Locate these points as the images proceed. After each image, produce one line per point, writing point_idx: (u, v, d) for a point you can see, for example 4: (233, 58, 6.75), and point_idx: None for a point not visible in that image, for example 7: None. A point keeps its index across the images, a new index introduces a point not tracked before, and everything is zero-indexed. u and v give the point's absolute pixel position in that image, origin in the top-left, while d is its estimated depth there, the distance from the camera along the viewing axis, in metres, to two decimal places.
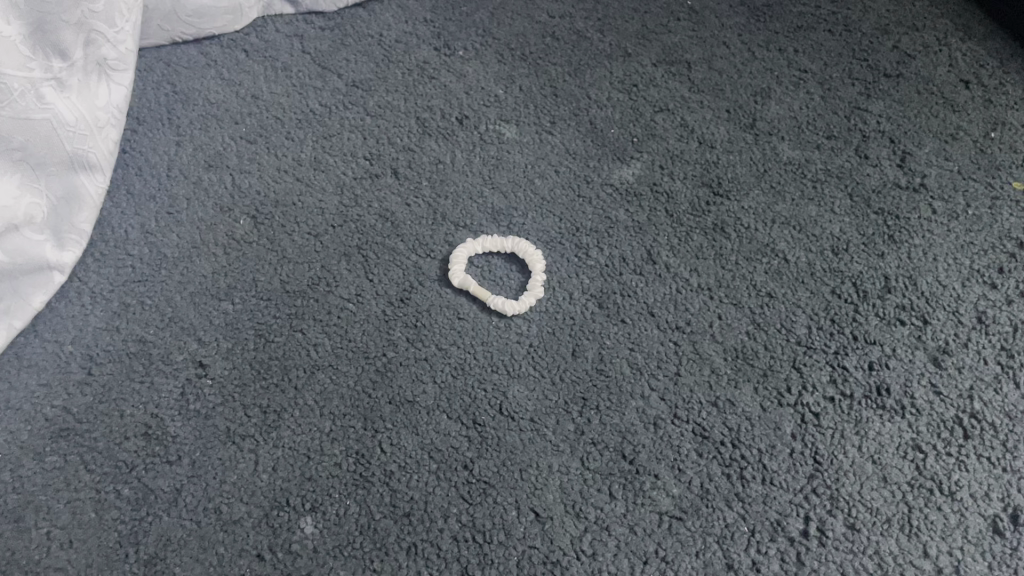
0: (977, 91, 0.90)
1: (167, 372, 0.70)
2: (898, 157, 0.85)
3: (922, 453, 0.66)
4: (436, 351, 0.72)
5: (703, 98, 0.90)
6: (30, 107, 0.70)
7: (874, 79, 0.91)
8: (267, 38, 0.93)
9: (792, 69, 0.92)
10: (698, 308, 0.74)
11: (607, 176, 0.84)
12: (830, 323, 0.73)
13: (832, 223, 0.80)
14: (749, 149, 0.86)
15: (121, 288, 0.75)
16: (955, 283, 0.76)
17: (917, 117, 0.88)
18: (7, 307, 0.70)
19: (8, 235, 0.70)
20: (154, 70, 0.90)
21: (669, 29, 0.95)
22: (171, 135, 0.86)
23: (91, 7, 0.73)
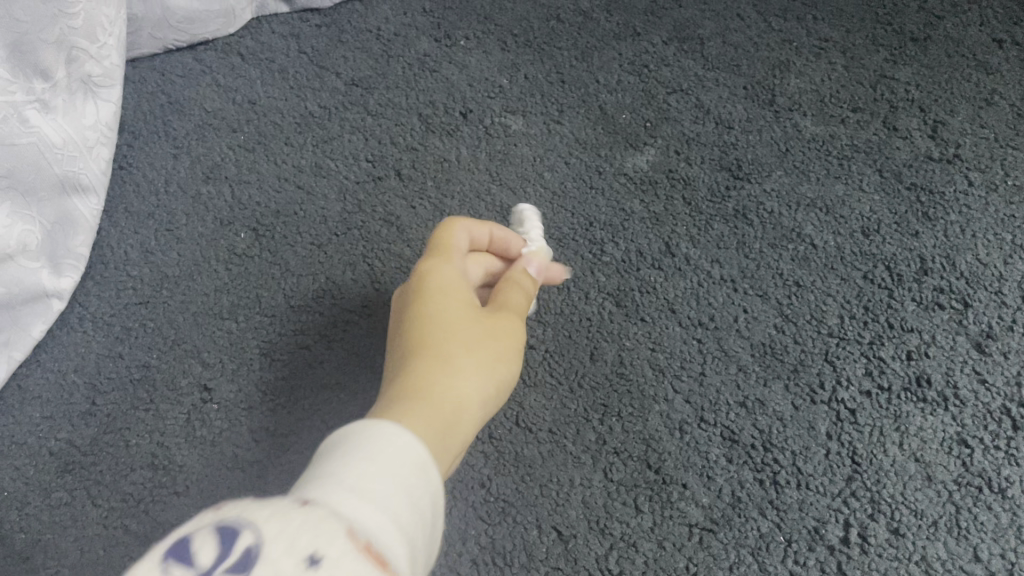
0: (1011, 51, 0.85)
1: (172, 397, 0.69)
2: (929, 127, 0.80)
3: (969, 448, 0.62)
4: None
5: (718, 75, 0.86)
6: (16, 131, 0.68)
7: (900, 44, 0.87)
8: (263, 40, 0.89)
9: (811, 39, 0.88)
10: (722, 301, 0.71)
11: (620, 165, 0.80)
12: (863, 311, 0.69)
13: (861, 202, 0.76)
14: (769, 128, 0.82)
15: (124, 312, 0.73)
16: (996, 262, 0.71)
17: (948, 83, 0.83)
18: (5, 338, 0.69)
19: (3, 265, 0.68)
20: (148, 81, 0.86)
21: (679, 4, 0.91)
22: (167, 147, 0.83)
23: (69, 24, 0.70)
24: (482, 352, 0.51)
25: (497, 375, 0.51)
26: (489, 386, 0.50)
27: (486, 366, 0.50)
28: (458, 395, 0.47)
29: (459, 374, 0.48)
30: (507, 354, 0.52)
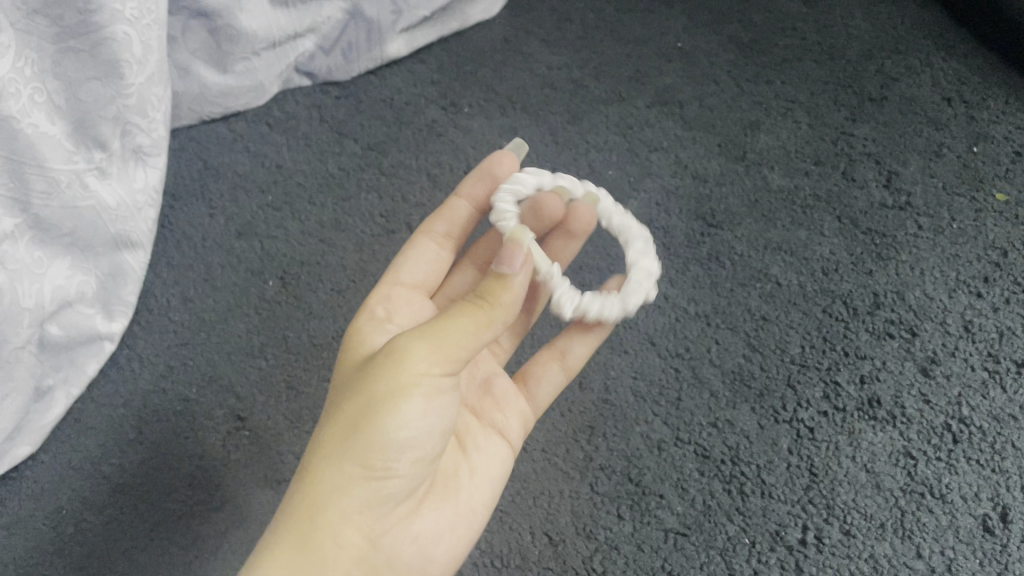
0: (959, 108, 0.96)
1: (210, 426, 0.80)
2: (884, 178, 0.91)
3: (914, 459, 0.74)
4: None
5: (696, 134, 0.96)
6: (77, 196, 0.77)
7: (860, 104, 0.97)
8: (289, 110, 1.00)
9: (779, 101, 0.98)
10: (695, 335, 0.80)
11: None
12: (823, 341, 0.80)
13: (821, 245, 0.87)
14: (740, 181, 0.91)
15: (167, 353, 0.84)
16: (941, 295, 0.83)
17: (902, 139, 0.94)
18: (64, 376, 0.79)
19: (63, 310, 0.78)
20: (186, 150, 0.97)
21: (661, 72, 1.00)
22: (205, 207, 0.93)
23: (125, 103, 0.80)
24: (361, 405, 0.51)
25: (387, 420, 0.51)
26: (368, 445, 0.51)
27: (353, 432, 0.51)
28: (328, 490, 0.51)
29: (319, 472, 0.52)
30: (396, 386, 0.51)
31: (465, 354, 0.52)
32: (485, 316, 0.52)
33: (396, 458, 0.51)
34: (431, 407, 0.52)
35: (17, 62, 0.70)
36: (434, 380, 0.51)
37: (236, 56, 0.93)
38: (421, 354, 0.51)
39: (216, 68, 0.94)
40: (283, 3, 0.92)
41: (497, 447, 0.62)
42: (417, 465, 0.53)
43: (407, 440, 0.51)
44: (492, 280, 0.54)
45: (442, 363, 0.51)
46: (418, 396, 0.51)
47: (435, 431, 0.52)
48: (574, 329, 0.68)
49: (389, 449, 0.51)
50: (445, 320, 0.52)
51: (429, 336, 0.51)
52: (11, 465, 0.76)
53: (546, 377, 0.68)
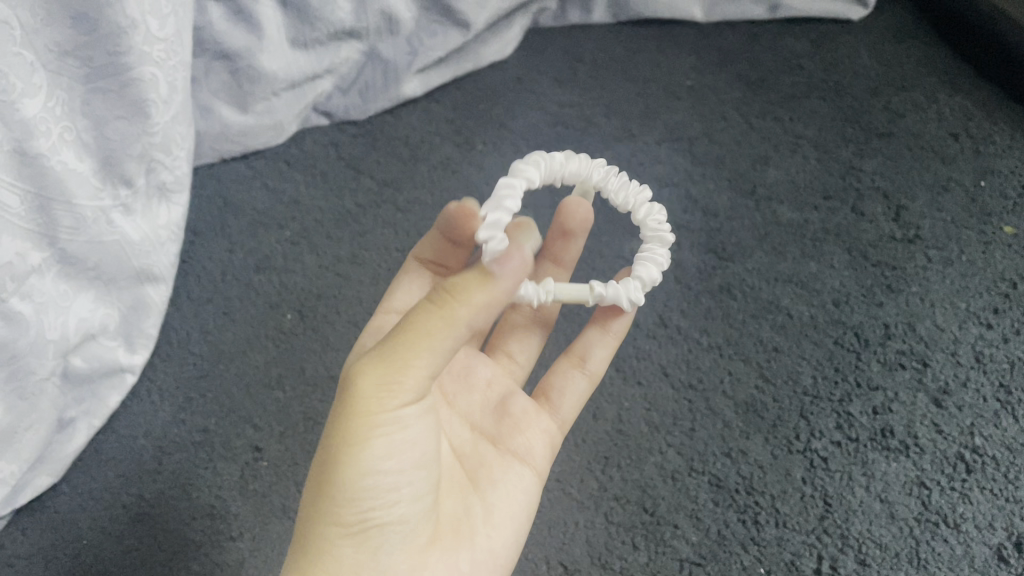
0: (966, 143, 0.99)
1: (227, 458, 0.84)
2: (892, 212, 0.95)
3: (927, 488, 0.79)
4: None
5: (705, 169, 0.98)
6: (102, 231, 0.79)
7: (867, 139, 1.00)
8: (306, 148, 1.02)
9: (788, 136, 1.00)
10: (708, 365, 0.84)
11: (619, 249, 0.91)
12: (834, 371, 0.85)
13: (832, 277, 0.90)
14: (751, 215, 0.94)
15: (186, 385, 0.87)
16: (952, 326, 0.87)
17: (909, 172, 0.98)
18: (87, 408, 0.82)
19: (87, 343, 0.80)
20: (207, 187, 0.99)
21: (671, 109, 1.03)
22: (224, 242, 0.96)
23: (151, 140, 0.82)
24: (329, 453, 0.52)
25: (349, 466, 0.51)
26: (336, 495, 0.51)
27: (320, 483, 0.52)
28: (314, 548, 0.53)
29: (303, 530, 0.53)
30: (345, 429, 0.51)
31: (422, 375, 0.50)
32: (438, 324, 0.49)
33: (369, 504, 0.52)
34: (394, 440, 0.52)
35: (48, 100, 0.72)
36: (392, 411, 0.51)
37: (256, 96, 0.96)
38: (370, 388, 0.50)
39: (237, 107, 0.97)
40: (303, 45, 0.96)
41: (513, 483, 0.63)
42: (396, 509, 0.52)
43: (376, 482, 0.51)
44: (468, 274, 0.50)
45: (395, 398, 0.50)
46: (376, 433, 0.51)
47: (405, 468, 0.52)
48: (595, 334, 0.70)
49: (360, 493, 0.51)
50: (394, 343, 0.50)
51: (375, 372, 0.50)
52: (32, 495, 0.80)
53: (568, 388, 0.70)
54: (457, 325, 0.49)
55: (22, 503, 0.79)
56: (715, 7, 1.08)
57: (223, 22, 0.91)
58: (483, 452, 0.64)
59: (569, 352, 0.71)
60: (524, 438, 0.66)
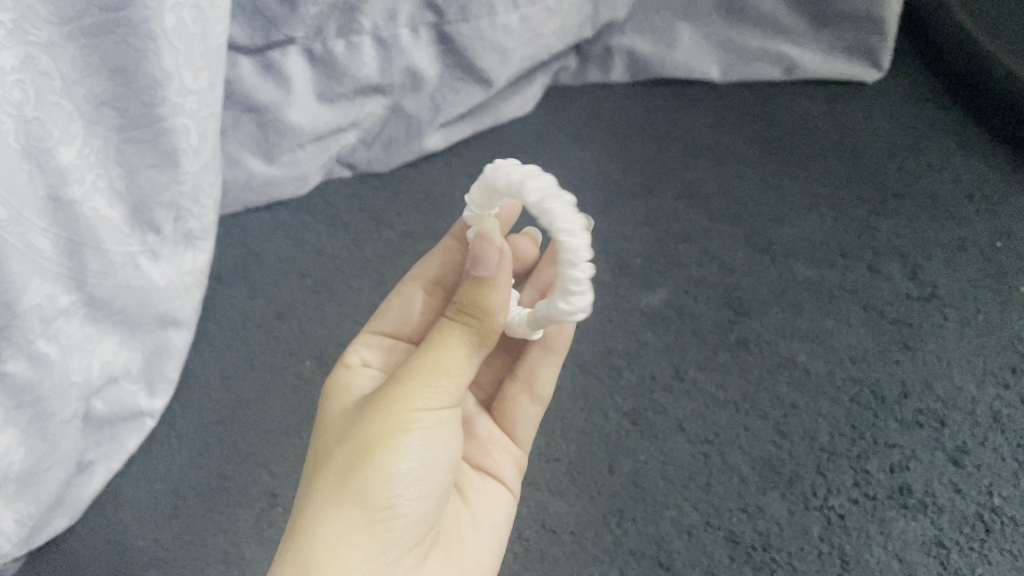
0: (981, 205, 1.02)
1: (243, 503, 0.86)
2: (909, 270, 0.97)
3: (946, 548, 0.80)
4: None
5: (721, 227, 1.02)
6: (130, 275, 0.81)
7: (883, 200, 1.03)
8: (331, 201, 1.07)
9: (804, 195, 1.05)
10: (725, 420, 0.88)
11: (636, 303, 0.95)
12: (851, 428, 0.87)
13: (847, 334, 0.93)
14: (767, 272, 0.98)
15: (206, 429, 0.90)
16: (970, 385, 0.89)
17: (925, 233, 1.00)
18: (107, 451, 0.84)
19: (109, 386, 0.82)
20: (232, 237, 1.04)
21: (688, 166, 1.09)
22: (247, 291, 1.00)
23: (181, 189, 0.84)
24: (369, 440, 0.58)
25: (390, 455, 0.58)
26: (374, 479, 0.57)
27: (351, 471, 0.57)
28: (331, 532, 0.56)
29: (321, 516, 0.56)
30: (394, 420, 0.58)
31: (457, 383, 0.62)
32: (473, 335, 0.62)
33: (398, 498, 0.57)
34: (430, 440, 0.59)
35: (82, 149, 0.75)
36: (432, 411, 0.60)
37: (283, 148, 1.01)
38: (419, 386, 0.60)
39: (263, 158, 1.02)
40: (330, 100, 1.01)
41: (498, 499, 0.72)
42: (419, 508, 0.59)
43: (407, 474, 0.58)
44: (476, 290, 0.61)
45: (438, 396, 0.60)
46: (418, 429, 0.59)
47: (434, 467, 0.60)
48: (538, 358, 0.77)
49: (389, 485, 0.57)
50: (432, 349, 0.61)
51: (423, 374, 0.60)
52: (47, 537, 0.81)
53: (520, 413, 0.77)
54: (488, 337, 0.62)
55: (38, 544, 0.81)
56: (731, 69, 1.16)
57: (253, 75, 0.96)
58: (466, 468, 0.72)
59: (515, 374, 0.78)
60: (493, 458, 0.75)
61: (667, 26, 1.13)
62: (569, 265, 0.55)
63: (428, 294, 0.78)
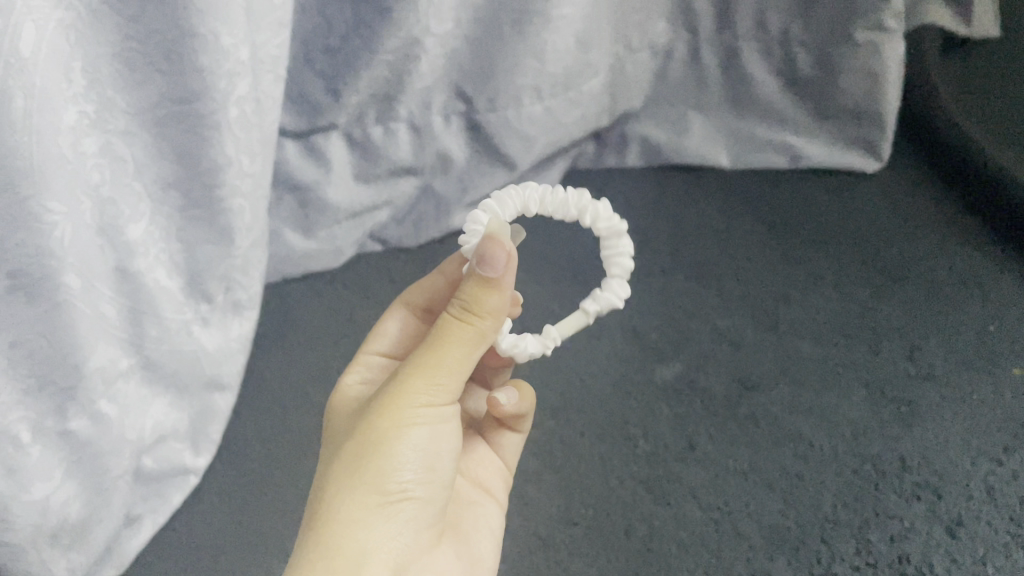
0: (975, 290, 1.09)
1: (279, 558, 0.91)
2: (908, 350, 1.03)
3: None
4: (519, 524, 0.90)
5: (730, 305, 1.09)
6: (183, 341, 0.88)
7: (883, 283, 1.10)
8: (363, 272, 1.15)
9: (808, 276, 1.12)
10: (734, 488, 0.93)
11: (650, 375, 1.02)
12: (854, 499, 0.92)
13: (850, 410, 0.98)
14: (774, 349, 1.04)
15: (244, 486, 0.96)
16: (965, 461, 0.94)
17: (923, 315, 1.06)
18: (154, 505, 0.90)
19: (158, 445, 0.89)
20: (271, 305, 1.11)
21: (699, 247, 1.16)
22: (284, 355, 1.06)
23: (232, 261, 0.91)
24: (377, 440, 0.64)
25: (396, 452, 0.64)
26: (382, 476, 0.63)
27: (362, 462, 0.63)
28: (348, 526, 0.62)
29: (336, 512, 0.62)
30: (398, 419, 0.64)
31: (457, 380, 0.65)
32: (473, 332, 0.63)
33: (405, 484, 0.64)
34: (433, 434, 0.66)
35: (147, 227, 0.83)
36: (435, 407, 0.65)
37: (322, 223, 1.10)
38: (421, 383, 0.64)
39: (302, 232, 1.10)
40: (366, 180, 1.11)
41: (490, 509, 0.80)
42: (424, 494, 0.66)
43: (412, 468, 0.64)
44: (475, 289, 0.62)
45: (440, 393, 0.65)
46: (420, 425, 0.64)
47: (435, 458, 0.66)
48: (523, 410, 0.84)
49: (398, 474, 0.64)
50: (432, 347, 0.64)
51: (425, 372, 0.64)
52: None
53: (506, 444, 0.86)
54: (488, 335, 0.64)
55: None
56: (740, 156, 1.26)
57: (298, 157, 1.06)
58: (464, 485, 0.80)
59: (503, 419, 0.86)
60: (487, 474, 0.83)
61: (679, 115, 1.25)
62: (623, 257, 0.73)
63: (418, 320, 0.85)
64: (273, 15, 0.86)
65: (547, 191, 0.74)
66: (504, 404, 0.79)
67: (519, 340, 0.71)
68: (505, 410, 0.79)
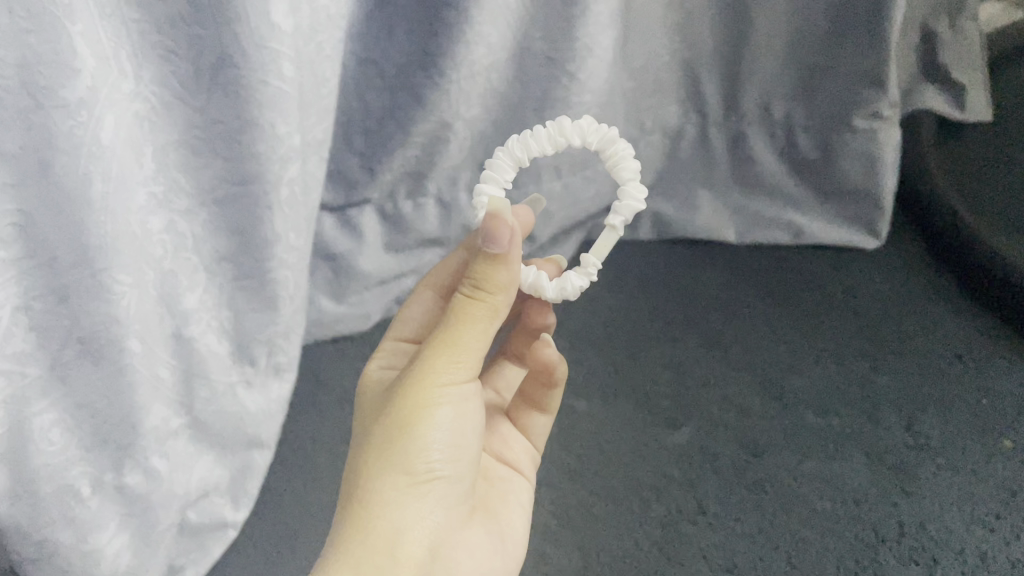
0: (968, 364, 1.15)
1: None
2: (906, 421, 1.09)
3: None
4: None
5: (738, 374, 1.15)
6: (227, 401, 0.96)
7: (882, 356, 1.17)
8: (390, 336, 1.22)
9: (811, 347, 1.18)
10: (743, 551, 0.98)
11: (662, 440, 1.08)
12: (855, 564, 0.97)
13: (851, 477, 1.04)
14: (779, 417, 1.10)
15: (280, 541, 1.01)
16: (959, 527, 0.99)
17: (920, 387, 1.13)
18: (195, 556, 0.97)
19: (202, 499, 0.97)
20: (304, 367, 1.18)
21: (708, 317, 1.23)
22: (317, 415, 1.13)
23: (275, 328, 0.98)
24: (402, 423, 0.69)
25: (421, 434, 0.70)
26: (410, 457, 0.69)
27: (390, 447, 0.69)
28: (381, 506, 0.68)
29: (369, 495, 0.68)
30: (420, 402, 0.70)
31: (476, 357, 0.71)
32: (487, 309, 0.70)
33: (434, 464, 0.70)
34: (456, 412, 0.72)
35: (202, 296, 0.92)
36: (454, 386, 0.71)
37: (353, 290, 1.17)
38: (442, 365, 0.70)
39: (334, 298, 1.17)
40: (395, 250, 1.19)
41: (517, 486, 0.89)
42: (451, 471, 0.72)
43: (438, 446, 0.70)
44: (488, 268, 0.69)
45: (459, 372, 0.71)
46: (443, 407, 0.70)
47: (459, 436, 0.72)
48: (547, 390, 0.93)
49: (425, 454, 0.70)
50: (450, 329, 0.70)
51: (444, 356, 0.70)
52: None
53: (533, 427, 0.96)
54: (500, 310, 0.71)
55: None
56: (748, 232, 1.33)
57: (332, 229, 1.15)
58: (493, 461, 0.90)
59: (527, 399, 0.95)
60: (513, 452, 0.93)
61: (689, 192, 1.32)
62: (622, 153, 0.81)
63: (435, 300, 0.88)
64: (320, 104, 0.95)
65: (530, 137, 0.81)
66: (545, 351, 0.88)
67: (564, 282, 0.78)
68: (546, 358, 0.88)
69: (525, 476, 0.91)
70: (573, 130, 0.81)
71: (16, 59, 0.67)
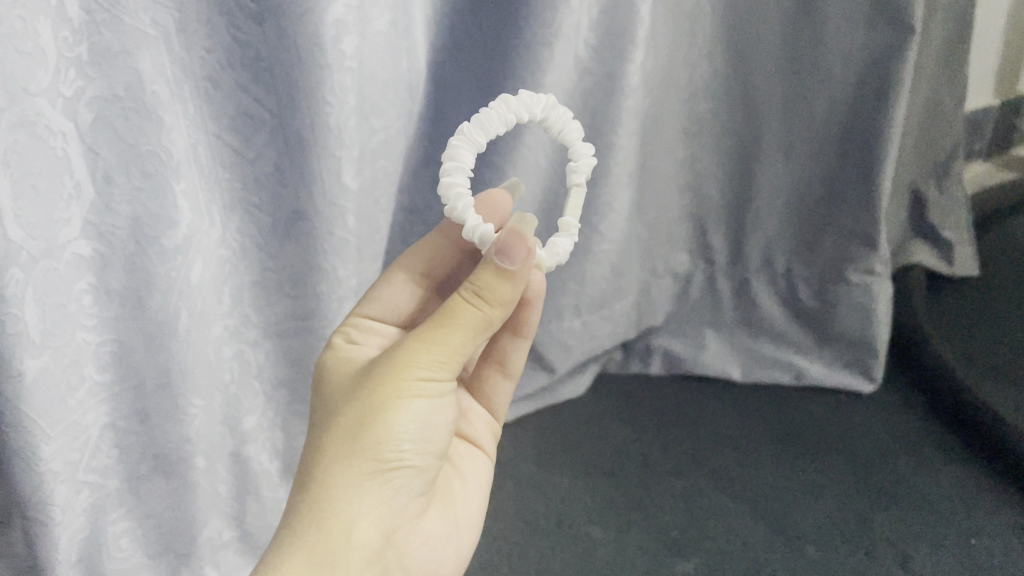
0: (960, 505, 1.22)
1: None
2: (901, 558, 1.15)
3: None
4: None
5: (743, 507, 1.23)
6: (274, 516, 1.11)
7: (879, 496, 1.24)
8: None
9: (813, 485, 1.26)
10: None
11: (671, 570, 1.14)
12: None
13: None
14: (781, 550, 1.17)
15: None
16: None
17: (914, 526, 1.19)
18: None
19: None
20: None
21: (716, 452, 1.32)
22: None
23: None
24: (374, 411, 0.71)
25: (389, 424, 0.71)
26: (376, 446, 0.70)
27: (359, 434, 0.70)
28: (341, 491, 0.70)
29: (331, 477, 0.70)
30: (393, 395, 0.71)
31: (456, 359, 0.73)
32: (482, 315, 0.71)
33: (401, 454, 0.72)
34: (430, 405, 0.73)
35: (260, 420, 1.06)
36: (427, 380, 0.72)
37: None
38: (423, 361, 0.71)
39: None
40: None
41: (479, 469, 0.93)
42: (418, 462, 0.74)
43: (405, 437, 0.72)
44: (493, 278, 0.71)
45: (434, 364, 0.72)
46: (414, 399, 0.72)
47: (424, 427, 0.73)
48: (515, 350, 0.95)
49: (396, 444, 0.71)
50: (438, 327, 0.72)
51: (425, 351, 0.71)
52: None
53: (497, 396, 0.99)
54: (493, 321, 0.73)
55: None
56: (752, 371, 1.44)
57: None
58: (458, 445, 0.93)
59: (491, 362, 0.97)
60: (476, 431, 0.96)
61: (698, 333, 1.45)
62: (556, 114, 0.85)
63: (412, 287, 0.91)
64: (375, 249, 1.07)
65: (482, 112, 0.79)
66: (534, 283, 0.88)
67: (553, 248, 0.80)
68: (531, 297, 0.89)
69: (485, 455, 0.95)
70: (520, 105, 0.81)
71: (128, 213, 0.81)
